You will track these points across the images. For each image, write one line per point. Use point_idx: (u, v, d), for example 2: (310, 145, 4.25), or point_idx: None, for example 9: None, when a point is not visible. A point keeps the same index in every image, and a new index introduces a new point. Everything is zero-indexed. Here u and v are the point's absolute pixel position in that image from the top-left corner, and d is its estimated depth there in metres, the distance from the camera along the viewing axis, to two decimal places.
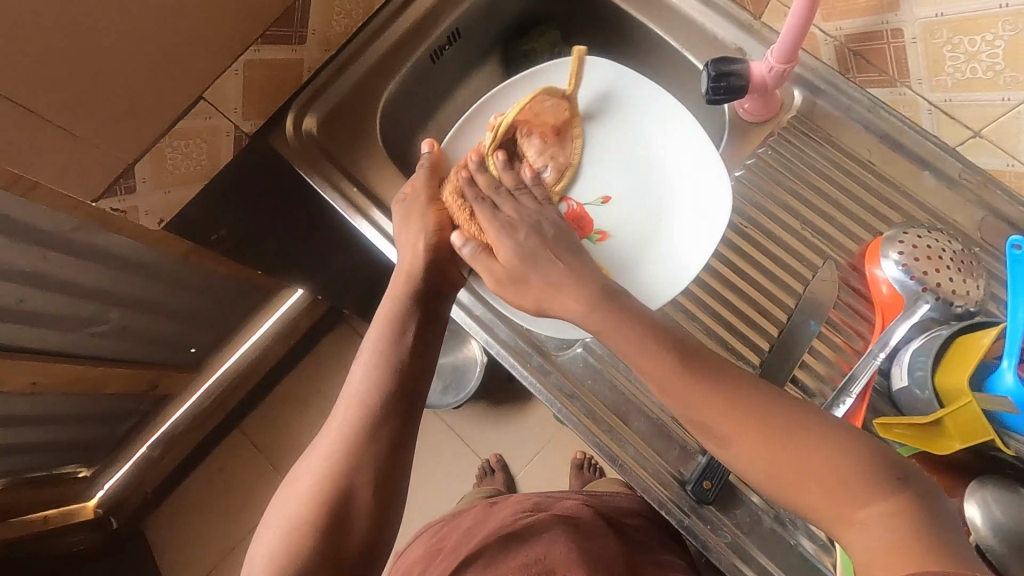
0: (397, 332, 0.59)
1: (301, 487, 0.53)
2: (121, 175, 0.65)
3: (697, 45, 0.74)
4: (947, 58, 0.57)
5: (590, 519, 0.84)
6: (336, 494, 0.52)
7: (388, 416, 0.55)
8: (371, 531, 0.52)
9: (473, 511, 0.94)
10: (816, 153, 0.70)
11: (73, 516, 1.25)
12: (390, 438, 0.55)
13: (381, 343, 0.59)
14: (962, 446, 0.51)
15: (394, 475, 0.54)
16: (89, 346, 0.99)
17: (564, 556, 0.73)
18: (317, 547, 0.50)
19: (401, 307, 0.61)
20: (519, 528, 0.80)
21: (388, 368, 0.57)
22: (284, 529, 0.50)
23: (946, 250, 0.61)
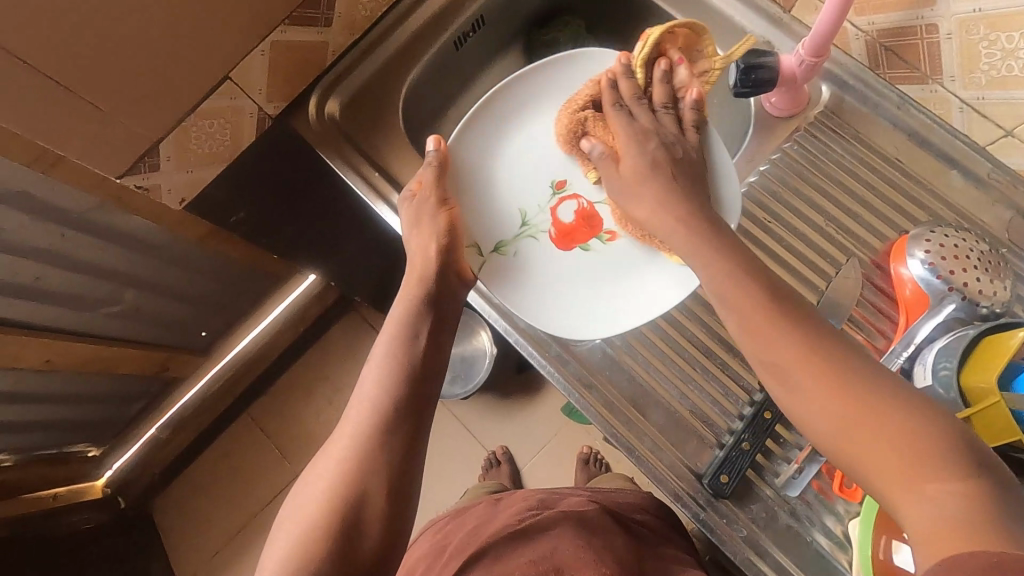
0: (409, 336, 0.59)
1: (315, 489, 0.52)
2: (146, 153, 0.65)
3: (724, 37, 0.73)
4: (983, 55, 0.57)
5: (598, 514, 0.83)
6: (350, 495, 0.51)
7: (400, 418, 0.55)
8: (385, 533, 0.51)
9: (478, 509, 0.94)
10: (842, 149, 0.69)
11: (81, 494, 1.26)
12: (402, 439, 0.54)
13: (392, 345, 0.59)
14: (990, 445, 0.51)
15: (407, 475, 0.53)
16: (102, 326, 0.99)
17: (568, 555, 0.73)
18: (332, 549, 0.49)
19: (412, 310, 0.61)
20: (523, 525, 0.80)
21: (401, 369, 0.57)
22: (297, 528, 0.50)
23: (974, 250, 0.60)
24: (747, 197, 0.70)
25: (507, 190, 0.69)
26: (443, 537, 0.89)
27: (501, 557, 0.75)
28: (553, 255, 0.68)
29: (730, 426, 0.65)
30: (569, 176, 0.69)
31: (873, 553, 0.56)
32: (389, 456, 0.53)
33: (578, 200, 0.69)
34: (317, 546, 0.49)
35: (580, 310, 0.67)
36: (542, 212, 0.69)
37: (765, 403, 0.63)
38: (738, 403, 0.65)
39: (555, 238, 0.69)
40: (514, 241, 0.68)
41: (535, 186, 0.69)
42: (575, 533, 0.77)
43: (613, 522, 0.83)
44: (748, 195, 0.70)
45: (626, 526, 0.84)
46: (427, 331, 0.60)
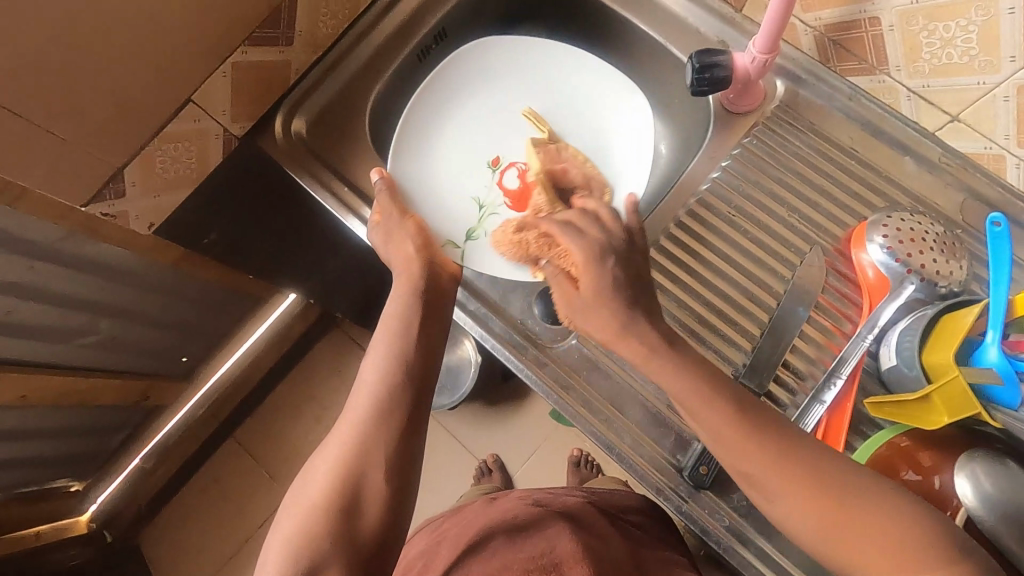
0: (408, 321, 0.60)
1: (319, 474, 0.52)
2: (110, 179, 0.65)
3: (679, 38, 0.75)
4: (924, 44, 0.59)
5: (594, 515, 0.85)
6: (353, 480, 0.51)
7: (399, 405, 0.55)
8: (386, 519, 0.51)
9: (473, 507, 0.94)
10: (801, 141, 0.71)
11: (64, 531, 1.24)
12: (404, 423, 0.55)
13: (389, 338, 0.59)
14: (950, 420, 0.53)
15: (408, 460, 0.54)
16: (77, 358, 0.98)
17: (573, 551, 0.73)
18: (335, 535, 0.49)
19: (407, 296, 0.61)
20: (525, 522, 0.81)
21: (400, 354, 0.58)
22: (296, 525, 0.50)
23: (930, 232, 0.62)
24: (710, 193, 0.71)
25: (453, 185, 0.73)
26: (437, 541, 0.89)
27: (497, 552, 0.76)
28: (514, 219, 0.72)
29: None
30: (499, 152, 0.75)
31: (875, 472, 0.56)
32: (390, 440, 0.54)
33: (516, 168, 0.75)
34: (319, 534, 0.49)
35: None
36: (490, 189, 0.73)
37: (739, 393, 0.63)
38: None
39: (510, 205, 0.73)
40: (478, 224, 0.72)
41: (473, 171, 0.74)
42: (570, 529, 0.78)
43: (608, 524, 0.83)
44: (711, 192, 0.71)
45: (625, 529, 0.85)
46: (423, 314, 0.61)
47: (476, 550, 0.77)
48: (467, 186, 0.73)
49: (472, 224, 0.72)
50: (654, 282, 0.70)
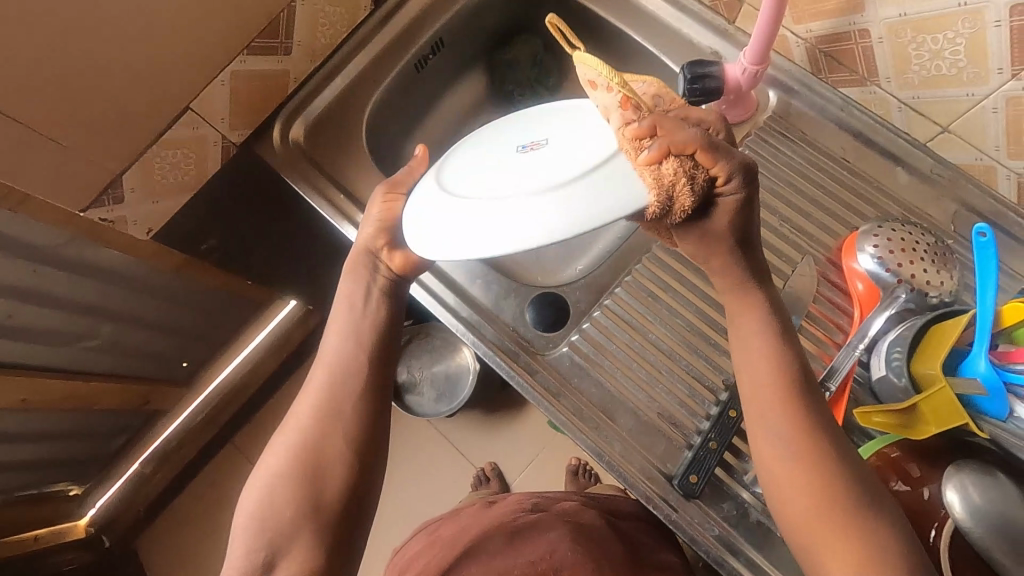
0: (357, 303, 0.59)
1: (280, 451, 0.53)
2: (109, 185, 0.66)
3: (672, 49, 0.75)
4: (913, 56, 0.59)
5: (593, 518, 0.84)
6: (314, 454, 0.53)
7: (354, 385, 0.55)
8: (349, 491, 0.52)
9: (470, 510, 0.95)
10: (793, 152, 0.72)
11: (63, 535, 1.23)
12: (362, 398, 0.55)
13: (343, 322, 0.59)
14: (938, 430, 0.52)
15: (370, 433, 0.55)
16: (78, 362, 0.99)
17: (568, 556, 0.74)
18: (297, 510, 0.50)
19: (358, 279, 0.60)
20: (523, 525, 0.81)
21: (355, 334, 0.57)
22: (254, 516, 0.51)
23: (921, 242, 0.62)
24: None
25: None
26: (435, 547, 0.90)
27: (493, 556, 0.76)
28: None
29: (698, 426, 0.65)
30: None
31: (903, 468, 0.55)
32: (349, 414, 0.54)
33: None
34: (282, 508, 0.50)
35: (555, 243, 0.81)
36: None
37: (731, 402, 0.64)
38: (706, 403, 0.66)
39: None
40: None
41: None
42: (568, 535, 0.78)
43: (606, 527, 0.83)
44: None
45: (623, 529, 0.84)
46: (372, 296, 0.59)
47: (472, 555, 0.77)
48: None
49: None
50: (644, 288, 0.71)
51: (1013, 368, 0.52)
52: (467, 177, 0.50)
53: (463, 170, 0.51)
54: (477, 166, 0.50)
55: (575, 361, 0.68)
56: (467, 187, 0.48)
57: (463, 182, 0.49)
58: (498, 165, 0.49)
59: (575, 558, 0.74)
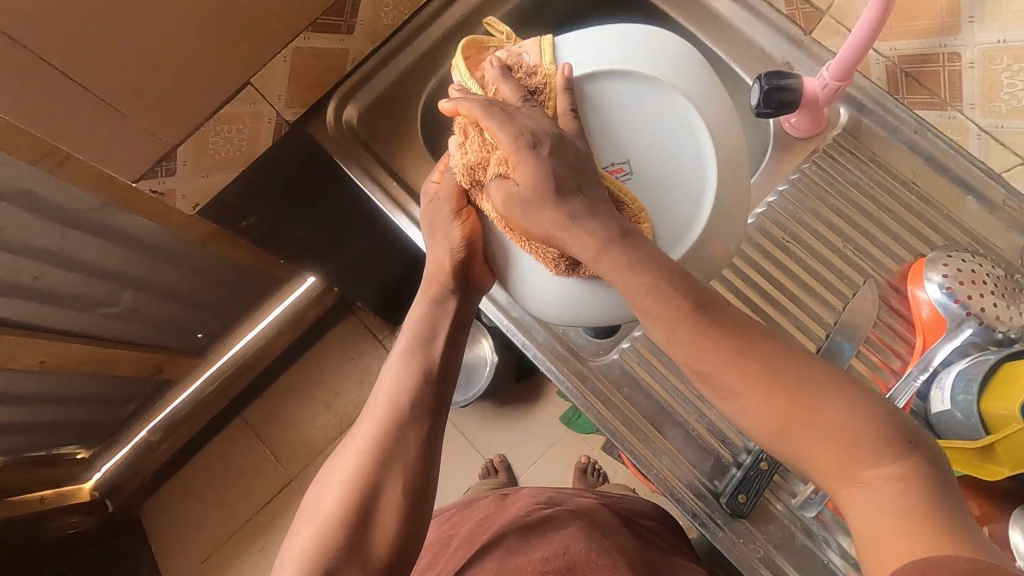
0: (427, 339, 0.63)
1: (341, 477, 0.57)
2: (162, 157, 0.64)
3: (745, 58, 0.73)
4: (1005, 85, 0.57)
5: (607, 517, 0.83)
6: (368, 487, 0.56)
7: (418, 417, 0.60)
8: (396, 535, 0.56)
9: (484, 501, 0.94)
10: (861, 172, 0.70)
11: (68, 498, 1.26)
12: (419, 444, 0.59)
13: (410, 346, 0.63)
14: (1012, 473, 0.51)
15: (423, 477, 0.58)
16: (97, 327, 0.98)
17: (583, 550, 0.73)
18: (345, 545, 0.54)
19: (433, 311, 0.64)
20: (536, 520, 0.80)
21: (415, 375, 0.61)
22: (314, 530, 0.55)
23: (990, 274, 0.61)
24: (766, 216, 0.70)
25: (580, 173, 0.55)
26: (450, 529, 0.89)
27: (511, 552, 0.75)
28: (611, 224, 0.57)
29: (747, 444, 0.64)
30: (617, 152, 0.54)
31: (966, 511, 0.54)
32: (405, 458, 0.58)
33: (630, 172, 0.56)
34: (340, 538, 0.54)
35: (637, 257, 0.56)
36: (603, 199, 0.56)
37: (762, 453, 0.61)
38: None
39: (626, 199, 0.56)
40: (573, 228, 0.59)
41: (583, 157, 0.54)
42: (584, 529, 0.77)
43: (622, 528, 0.82)
44: (766, 214, 0.70)
45: (635, 532, 0.84)
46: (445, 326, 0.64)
47: (490, 547, 0.76)
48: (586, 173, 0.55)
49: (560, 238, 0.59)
50: None
51: None
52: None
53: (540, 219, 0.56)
54: None
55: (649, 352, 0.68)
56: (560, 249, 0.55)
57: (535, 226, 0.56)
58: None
59: (591, 552, 0.73)
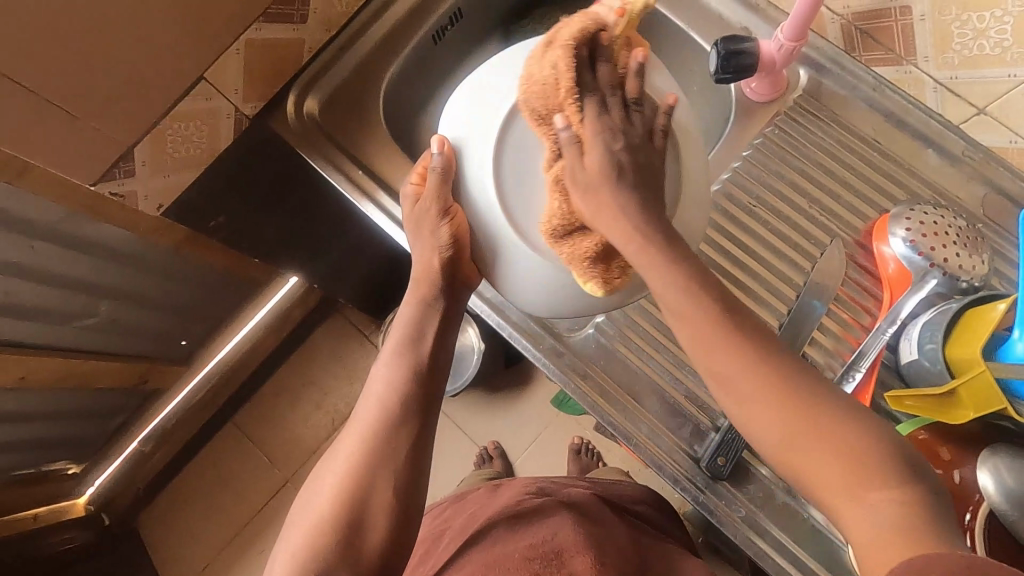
0: (417, 337, 0.64)
1: (332, 479, 0.57)
2: (120, 159, 0.63)
3: (703, 25, 0.73)
4: (956, 35, 0.59)
5: (594, 505, 0.84)
6: (361, 486, 0.55)
7: (409, 416, 0.59)
8: (390, 533, 0.55)
9: (477, 493, 0.93)
10: (823, 133, 0.70)
11: (63, 514, 1.25)
12: (411, 444, 0.58)
13: (399, 345, 0.64)
14: (977, 414, 0.52)
15: (415, 479, 0.57)
16: (77, 341, 0.97)
17: (572, 536, 0.73)
18: (338, 547, 0.53)
19: (422, 312, 0.65)
20: (525, 509, 0.80)
21: (405, 375, 0.62)
22: (306, 533, 0.54)
23: (952, 226, 0.62)
24: (732, 182, 0.71)
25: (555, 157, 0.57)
26: (442, 521, 0.90)
27: (497, 541, 0.74)
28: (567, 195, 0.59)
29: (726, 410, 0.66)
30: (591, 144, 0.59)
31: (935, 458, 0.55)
32: (396, 458, 0.57)
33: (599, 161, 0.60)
34: (326, 539, 0.53)
35: None
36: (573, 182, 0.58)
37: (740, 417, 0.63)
38: None
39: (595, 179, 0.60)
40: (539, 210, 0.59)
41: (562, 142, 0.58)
42: (573, 518, 0.77)
43: (612, 517, 0.82)
44: (732, 180, 0.71)
45: (625, 520, 0.84)
46: (434, 326, 0.64)
47: (481, 536, 0.77)
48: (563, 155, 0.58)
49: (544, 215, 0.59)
50: None
51: None
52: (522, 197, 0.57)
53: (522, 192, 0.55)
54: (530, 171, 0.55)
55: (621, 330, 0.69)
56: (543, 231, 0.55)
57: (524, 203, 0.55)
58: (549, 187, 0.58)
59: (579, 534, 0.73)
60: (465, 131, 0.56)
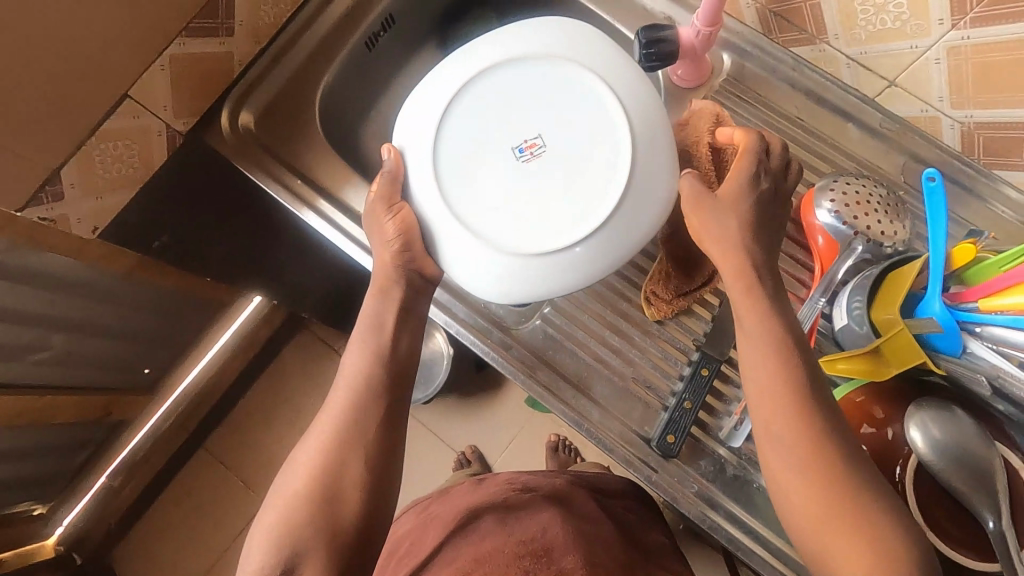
0: (378, 326, 0.63)
1: (304, 458, 0.57)
2: (46, 181, 0.62)
3: (629, 17, 0.76)
4: (859, 12, 0.61)
5: (580, 495, 0.85)
6: (333, 467, 0.56)
7: (371, 402, 0.59)
8: (363, 515, 0.56)
9: (461, 487, 0.94)
10: (749, 114, 0.73)
11: (31, 556, 1.19)
12: (379, 424, 0.59)
13: (360, 335, 0.63)
14: (897, 370, 0.56)
15: (386, 457, 0.58)
16: (32, 377, 0.94)
17: (562, 533, 0.74)
18: (313, 534, 0.53)
19: (380, 300, 0.63)
20: (513, 504, 0.81)
21: (368, 363, 0.61)
22: (278, 523, 0.54)
23: (873, 194, 0.64)
24: None
25: (491, 150, 0.60)
26: (426, 514, 0.89)
27: (486, 535, 0.75)
28: (509, 184, 0.59)
29: (673, 388, 0.66)
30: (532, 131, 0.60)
31: (871, 417, 0.56)
32: (366, 438, 0.58)
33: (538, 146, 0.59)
34: (303, 519, 0.54)
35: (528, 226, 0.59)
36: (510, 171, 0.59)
37: (685, 394, 0.63)
38: (679, 364, 0.67)
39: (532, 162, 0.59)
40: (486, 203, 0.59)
41: (500, 133, 0.60)
42: (561, 512, 0.78)
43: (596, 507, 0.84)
44: None
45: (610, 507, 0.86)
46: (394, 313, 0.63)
47: (467, 530, 0.77)
48: (500, 147, 0.60)
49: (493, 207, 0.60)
50: None
51: (965, 307, 0.54)
52: (469, 192, 0.59)
53: (462, 186, 0.59)
54: (472, 167, 0.59)
55: (573, 312, 0.70)
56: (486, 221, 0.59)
57: (467, 196, 0.59)
58: (494, 180, 0.59)
59: (565, 525, 0.75)
60: (412, 132, 0.61)
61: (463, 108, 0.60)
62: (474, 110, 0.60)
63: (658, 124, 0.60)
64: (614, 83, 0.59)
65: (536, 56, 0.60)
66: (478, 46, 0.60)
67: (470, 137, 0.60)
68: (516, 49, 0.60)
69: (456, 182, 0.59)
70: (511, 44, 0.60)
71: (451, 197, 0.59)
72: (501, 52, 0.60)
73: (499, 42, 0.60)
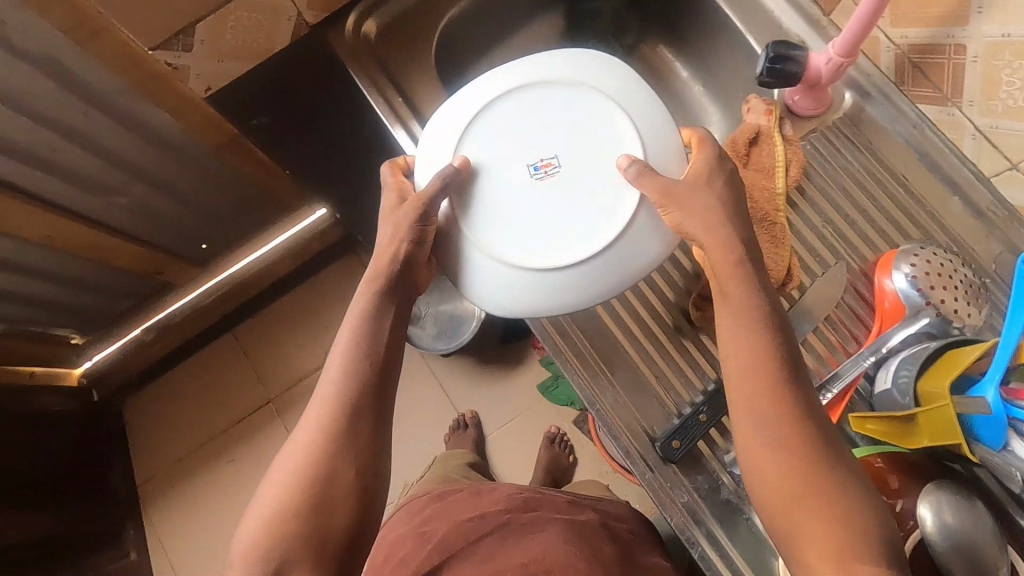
0: (375, 323, 0.56)
1: (295, 460, 0.52)
2: (180, 32, 0.67)
3: (762, 31, 0.75)
4: (1004, 82, 0.57)
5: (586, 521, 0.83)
6: (326, 468, 0.51)
7: (365, 406, 0.53)
8: (353, 526, 0.51)
9: (456, 494, 0.93)
10: (853, 158, 0.71)
11: (56, 379, 1.31)
12: (373, 426, 0.53)
13: (357, 331, 0.56)
14: (930, 443, 0.55)
15: (379, 462, 0.53)
16: (108, 217, 1.01)
17: (562, 557, 0.74)
18: (298, 541, 0.49)
19: (376, 297, 0.57)
20: (513, 525, 0.80)
21: (363, 359, 0.55)
22: (261, 531, 0.49)
23: (957, 272, 0.62)
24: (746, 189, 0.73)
25: (506, 164, 0.58)
26: (421, 518, 0.89)
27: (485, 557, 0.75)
28: (522, 200, 0.58)
29: (692, 399, 0.66)
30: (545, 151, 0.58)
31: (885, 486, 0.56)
32: (359, 445, 0.52)
33: (551, 166, 0.58)
34: (292, 516, 0.50)
35: (535, 243, 0.58)
36: (521, 185, 0.58)
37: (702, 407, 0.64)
38: (704, 377, 0.67)
39: (543, 180, 0.58)
40: (494, 214, 0.58)
41: (515, 149, 0.59)
42: (562, 534, 0.78)
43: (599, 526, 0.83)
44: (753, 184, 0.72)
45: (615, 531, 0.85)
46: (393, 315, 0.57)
47: (466, 553, 0.77)
48: (514, 160, 0.58)
49: (502, 220, 0.58)
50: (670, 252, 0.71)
51: (1018, 403, 0.52)
52: (481, 201, 0.58)
53: (475, 198, 0.58)
54: (485, 179, 0.58)
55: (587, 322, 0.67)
56: (496, 234, 0.58)
57: (479, 206, 0.58)
58: (506, 191, 0.58)
59: (568, 557, 0.73)
60: (431, 141, 0.60)
61: (479, 124, 0.59)
62: (494, 126, 0.59)
63: (665, 152, 0.58)
64: (626, 113, 0.58)
65: (553, 81, 0.58)
66: (497, 67, 0.59)
67: (485, 151, 0.59)
68: (537, 72, 0.59)
69: (468, 193, 0.58)
70: (528, 67, 0.59)
71: (462, 208, 0.58)
72: (521, 73, 0.58)
73: (516, 62, 0.59)
